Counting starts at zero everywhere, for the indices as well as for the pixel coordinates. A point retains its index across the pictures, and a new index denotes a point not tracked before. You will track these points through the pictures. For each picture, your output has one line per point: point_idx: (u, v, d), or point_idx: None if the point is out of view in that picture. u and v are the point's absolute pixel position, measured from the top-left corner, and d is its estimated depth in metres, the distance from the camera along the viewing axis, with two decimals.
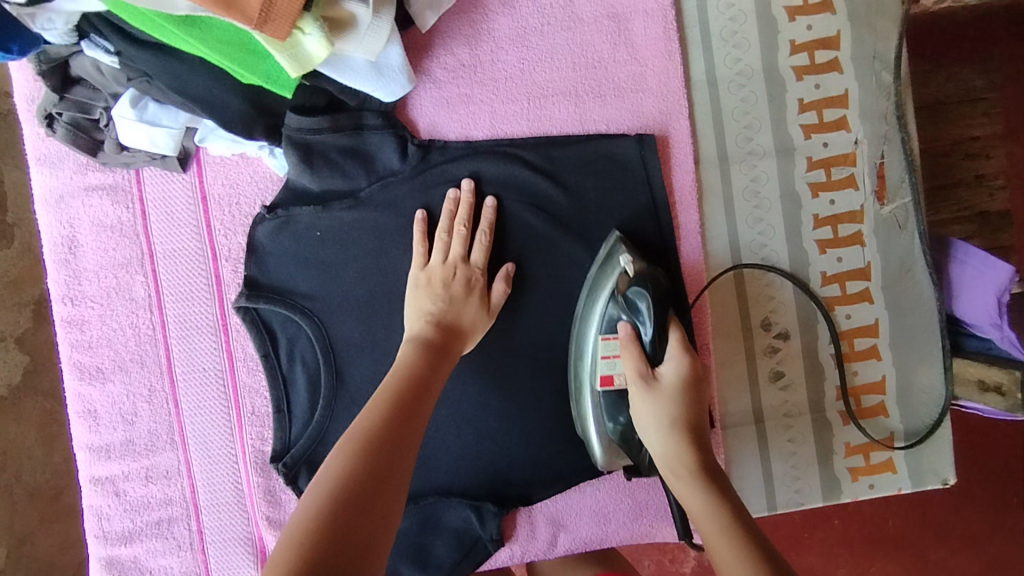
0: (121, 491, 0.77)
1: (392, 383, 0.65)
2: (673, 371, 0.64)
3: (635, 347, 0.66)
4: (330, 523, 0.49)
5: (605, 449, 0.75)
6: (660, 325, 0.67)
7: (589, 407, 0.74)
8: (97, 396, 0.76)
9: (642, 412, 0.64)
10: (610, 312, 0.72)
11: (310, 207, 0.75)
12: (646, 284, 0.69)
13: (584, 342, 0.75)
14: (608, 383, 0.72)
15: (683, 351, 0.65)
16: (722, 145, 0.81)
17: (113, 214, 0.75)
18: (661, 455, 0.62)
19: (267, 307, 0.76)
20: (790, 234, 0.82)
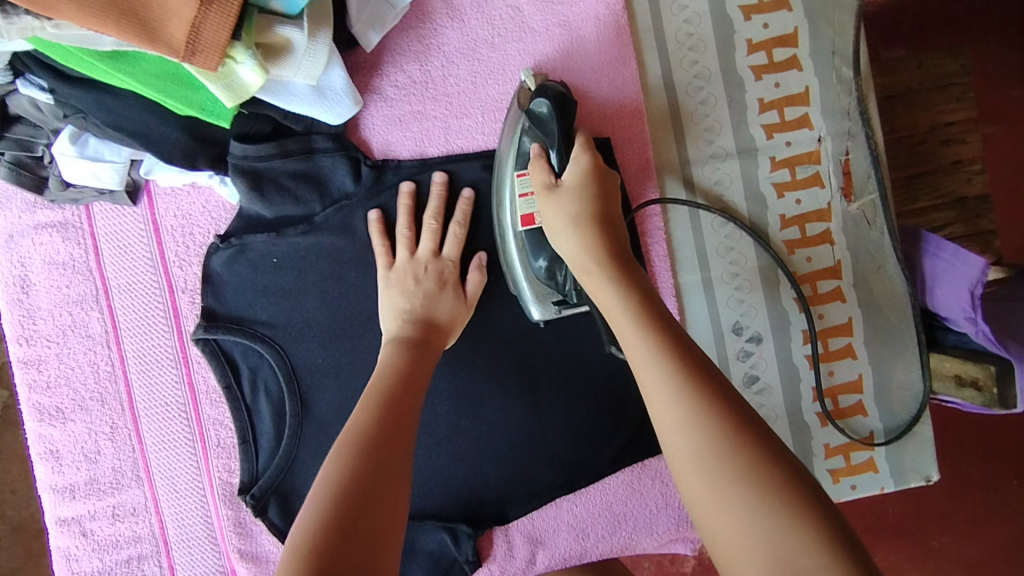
0: (88, 531, 0.75)
1: (380, 377, 0.62)
2: (576, 172, 0.62)
3: (542, 160, 0.65)
4: (345, 526, 0.45)
5: (536, 296, 0.72)
6: (566, 137, 0.65)
7: (513, 251, 0.71)
8: (58, 436, 0.75)
9: (551, 216, 0.62)
10: (524, 143, 0.69)
11: (264, 234, 0.74)
12: (547, 92, 0.66)
13: (501, 189, 0.72)
14: (529, 223, 0.69)
15: (586, 148, 0.63)
16: (683, 149, 0.80)
17: (65, 250, 0.74)
18: (572, 254, 0.60)
19: (226, 338, 0.74)
20: (757, 235, 0.80)
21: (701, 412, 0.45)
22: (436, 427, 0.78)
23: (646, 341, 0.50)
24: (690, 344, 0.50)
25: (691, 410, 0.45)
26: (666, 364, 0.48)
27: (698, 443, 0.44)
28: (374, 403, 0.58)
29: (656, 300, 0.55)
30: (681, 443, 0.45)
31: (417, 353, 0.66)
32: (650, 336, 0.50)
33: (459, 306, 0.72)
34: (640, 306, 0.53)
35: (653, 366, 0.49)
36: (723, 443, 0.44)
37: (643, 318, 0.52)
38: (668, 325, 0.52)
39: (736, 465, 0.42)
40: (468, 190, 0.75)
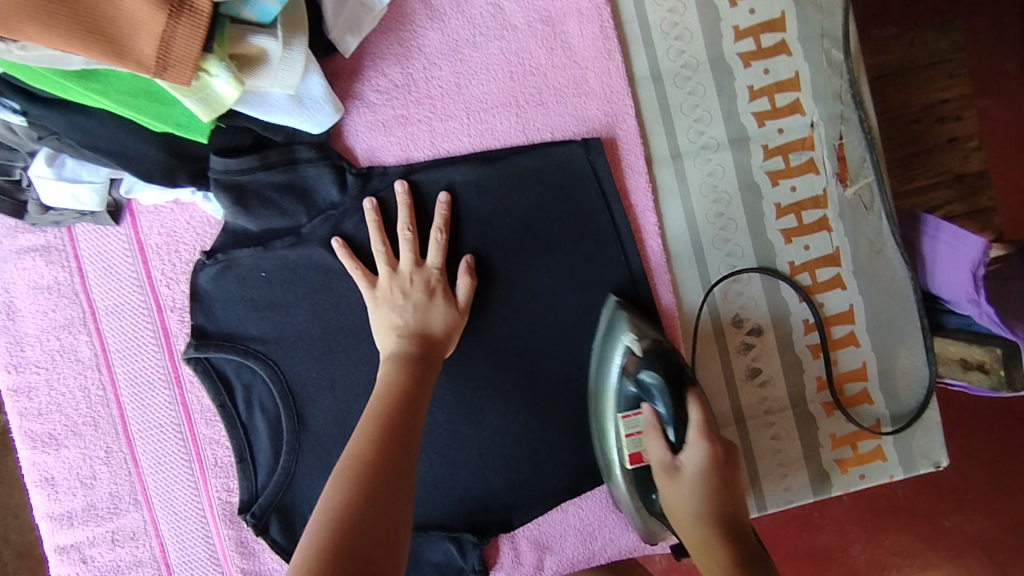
0: (88, 557, 0.74)
1: (381, 394, 0.63)
2: (696, 456, 0.59)
3: (658, 434, 0.62)
4: (336, 566, 0.45)
5: (644, 520, 0.70)
6: (679, 405, 0.62)
7: (621, 483, 0.70)
8: (52, 463, 0.73)
9: (673, 505, 0.59)
10: (628, 388, 0.68)
11: (250, 248, 0.72)
12: (656, 363, 0.66)
13: (606, 428, 0.71)
14: (638, 462, 0.66)
15: (705, 432, 0.59)
16: (674, 141, 0.78)
17: (49, 275, 0.73)
18: (695, 538, 0.56)
19: (218, 356, 0.73)
20: (753, 226, 0.79)
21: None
22: (436, 436, 0.77)
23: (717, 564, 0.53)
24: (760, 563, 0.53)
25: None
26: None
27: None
28: (369, 440, 0.57)
29: (733, 511, 0.57)
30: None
31: (412, 370, 0.65)
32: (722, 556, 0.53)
33: (453, 316, 0.71)
34: (712, 514, 0.56)
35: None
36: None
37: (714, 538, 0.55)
38: (743, 548, 0.53)
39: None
40: (442, 194, 0.74)
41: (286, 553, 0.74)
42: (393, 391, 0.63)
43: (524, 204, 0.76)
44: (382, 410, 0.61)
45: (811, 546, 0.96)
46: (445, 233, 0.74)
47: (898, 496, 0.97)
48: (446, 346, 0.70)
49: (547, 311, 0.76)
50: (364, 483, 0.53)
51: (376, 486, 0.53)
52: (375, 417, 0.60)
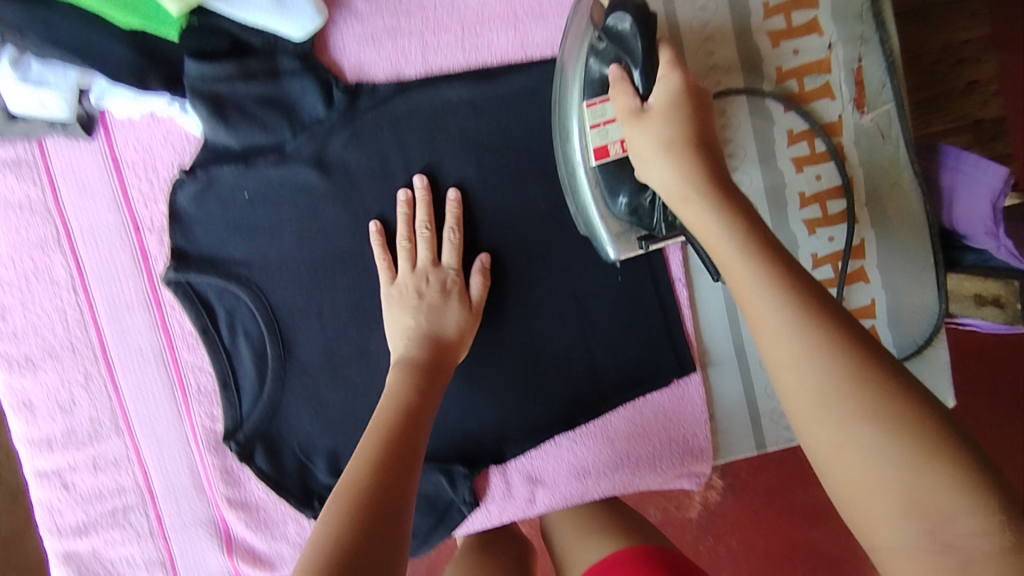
0: (70, 483, 0.72)
1: (384, 412, 0.58)
2: (665, 92, 0.53)
3: (628, 86, 0.55)
4: None
5: (616, 240, 0.66)
6: (651, 51, 0.55)
7: (587, 189, 0.63)
8: (30, 387, 0.71)
9: (638, 149, 0.53)
10: (591, 68, 0.60)
11: (232, 166, 0.69)
12: (626, 6, 0.57)
13: (568, 117, 0.63)
14: (603, 157, 0.60)
15: (675, 64, 0.53)
16: (682, 61, 0.74)
17: (20, 191, 0.69)
18: (669, 185, 0.51)
19: (198, 278, 0.70)
20: (763, 152, 0.75)
21: (799, 314, 0.40)
22: None
23: (720, 231, 0.46)
24: (782, 248, 0.44)
25: (801, 330, 0.40)
26: (766, 286, 0.42)
27: (817, 365, 0.39)
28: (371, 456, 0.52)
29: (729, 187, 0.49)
30: (793, 369, 0.40)
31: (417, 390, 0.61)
32: (717, 214, 0.46)
33: (467, 317, 0.68)
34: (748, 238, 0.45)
35: (740, 263, 0.44)
36: (839, 385, 0.38)
37: (710, 193, 0.48)
38: (751, 219, 0.46)
39: (852, 384, 0.37)
40: (452, 190, 0.71)
41: (271, 481, 0.72)
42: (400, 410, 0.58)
43: (520, 125, 0.72)
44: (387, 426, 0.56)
45: (804, 502, 0.96)
46: (460, 231, 0.71)
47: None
48: (454, 361, 0.67)
49: (544, 240, 0.73)
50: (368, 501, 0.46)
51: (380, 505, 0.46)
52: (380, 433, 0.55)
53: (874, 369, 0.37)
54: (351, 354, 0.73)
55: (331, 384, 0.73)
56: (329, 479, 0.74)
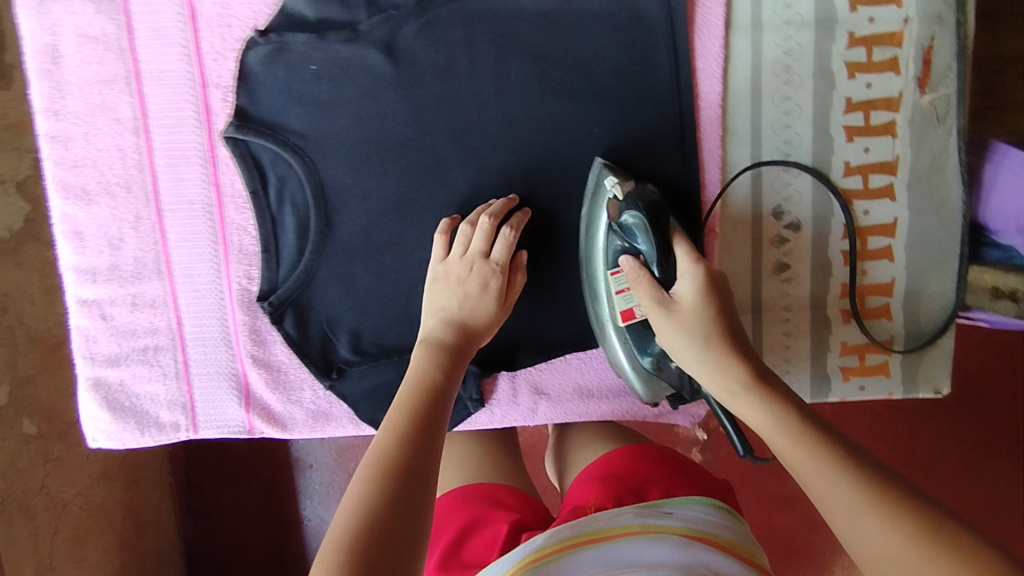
0: (108, 316, 0.76)
1: (408, 390, 0.61)
2: (689, 286, 0.60)
3: (646, 276, 0.62)
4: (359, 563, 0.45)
5: (642, 379, 0.71)
6: (664, 245, 0.63)
7: (617, 344, 0.71)
8: (83, 218, 0.74)
9: (670, 339, 0.60)
10: (613, 244, 0.68)
11: (305, 35, 0.71)
12: (638, 202, 0.66)
13: (595, 282, 0.71)
14: (630, 318, 0.67)
15: (694, 259, 0.61)
16: (756, 10, 0.73)
17: (98, 24, 0.71)
18: (710, 380, 0.57)
19: (256, 141, 0.73)
20: (817, 116, 0.75)
21: (859, 492, 0.46)
22: None
23: (768, 425, 0.52)
24: (807, 409, 0.53)
25: (870, 512, 0.46)
26: (822, 470, 0.48)
27: (886, 543, 0.45)
28: (401, 423, 0.56)
29: (756, 359, 0.57)
30: (861, 545, 0.46)
31: (446, 364, 0.64)
32: (759, 407, 0.53)
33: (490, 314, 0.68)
34: (780, 413, 0.52)
35: (797, 453, 0.50)
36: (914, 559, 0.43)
37: (751, 384, 0.55)
38: (792, 404, 0.53)
39: (926, 556, 0.43)
40: (525, 210, 0.72)
41: (296, 346, 0.76)
42: (426, 381, 0.61)
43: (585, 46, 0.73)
44: (415, 394, 0.60)
45: (776, 490, 1.01)
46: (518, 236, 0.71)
47: (885, 428, 0.98)
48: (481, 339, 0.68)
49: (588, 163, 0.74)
50: (398, 471, 0.52)
51: (406, 475, 0.52)
52: (408, 401, 0.59)
53: (897, 501, 0.46)
54: (388, 241, 0.76)
55: (365, 267, 0.76)
56: (349, 354, 0.77)
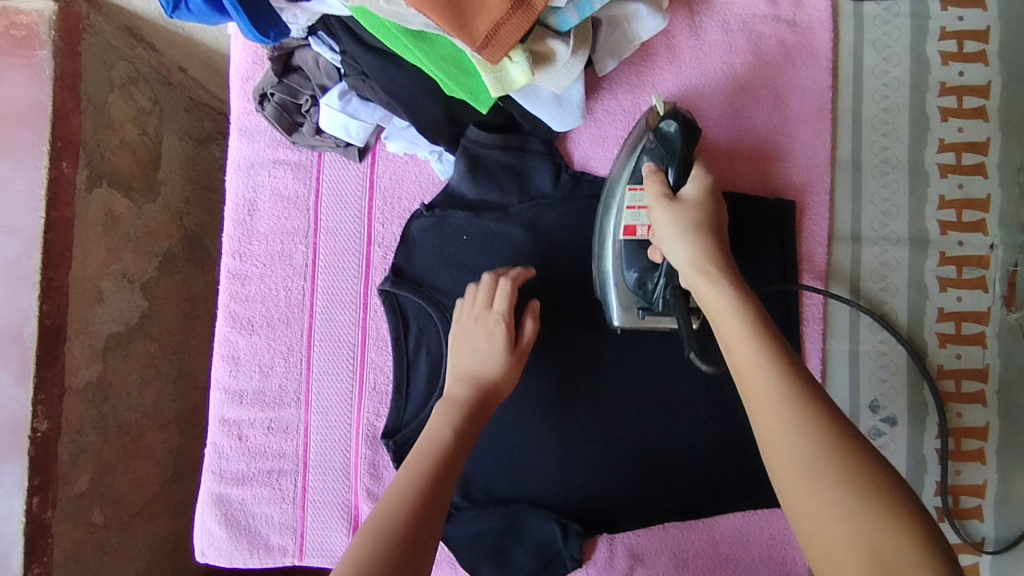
0: (243, 436, 0.83)
1: (424, 447, 0.64)
2: (696, 190, 0.65)
3: (660, 178, 0.67)
4: None
5: (621, 307, 0.73)
6: (684, 165, 0.68)
7: (610, 257, 0.73)
8: (242, 345, 0.83)
9: (664, 226, 0.64)
10: (639, 162, 0.71)
11: (465, 212, 0.82)
12: (676, 116, 0.69)
13: (613, 192, 0.74)
14: (630, 234, 0.71)
15: (705, 175, 0.67)
16: (857, 225, 0.83)
17: (292, 187, 0.83)
18: (682, 261, 0.62)
19: (406, 295, 0.82)
20: (912, 323, 0.82)
21: (794, 399, 0.49)
22: (566, 426, 0.82)
23: (733, 312, 0.56)
24: (781, 336, 0.54)
25: (790, 411, 0.49)
26: (763, 366, 0.52)
27: (801, 445, 0.47)
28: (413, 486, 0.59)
29: (722, 239, 0.63)
30: (781, 440, 0.48)
31: (460, 426, 0.67)
32: (729, 294, 0.57)
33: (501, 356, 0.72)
34: (751, 317, 0.55)
35: (744, 345, 0.54)
36: (820, 464, 0.46)
37: (726, 275, 0.59)
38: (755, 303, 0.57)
39: (830, 461, 0.46)
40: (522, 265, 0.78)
41: None
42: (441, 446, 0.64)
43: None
44: (424, 458, 0.63)
45: None
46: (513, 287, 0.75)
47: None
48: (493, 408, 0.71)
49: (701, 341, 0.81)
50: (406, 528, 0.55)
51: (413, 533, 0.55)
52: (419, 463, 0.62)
53: (847, 453, 0.46)
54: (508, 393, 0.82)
55: None
56: (458, 499, 0.82)
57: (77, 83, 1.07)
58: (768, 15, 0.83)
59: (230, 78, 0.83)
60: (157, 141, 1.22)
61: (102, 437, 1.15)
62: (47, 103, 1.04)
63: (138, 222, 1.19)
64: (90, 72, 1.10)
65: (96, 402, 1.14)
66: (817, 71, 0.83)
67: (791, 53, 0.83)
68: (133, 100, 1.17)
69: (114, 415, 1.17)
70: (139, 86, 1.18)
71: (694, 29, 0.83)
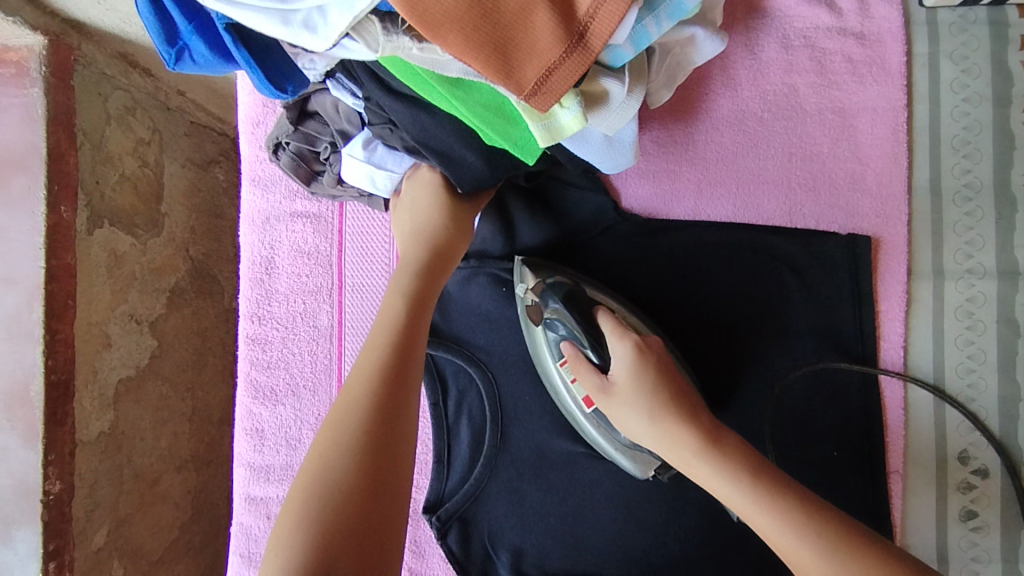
0: (272, 515, 0.76)
1: (382, 333, 0.61)
2: (623, 364, 0.62)
3: (583, 361, 0.65)
4: (338, 517, 0.49)
5: (636, 463, 0.68)
6: (583, 321, 0.66)
7: (592, 429, 0.70)
8: (266, 416, 0.76)
9: (625, 421, 0.62)
10: (551, 338, 0.69)
11: (502, 260, 0.76)
12: (556, 284, 0.69)
13: (550, 376, 0.71)
14: (590, 405, 0.67)
15: (621, 334, 0.64)
16: (938, 258, 0.75)
17: (312, 241, 0.77)
18: (665, 453, 0.60)
19: (444, 355, 0.76)
20: (1003, 364, 0.74)
21: (839, 566, 0.49)
22: (623, 491, 0.75)
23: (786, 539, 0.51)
24: (790, 486, 0.54)
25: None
26: None
27: None
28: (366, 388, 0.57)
29: (706, 417, 0.59)
30: None
31: (421, 271, 0.67)
32: (730, 484, 0.55)
33: (443, 203, 0.68)
34: (752, 486, 0.54)
35: (810, 560, 0.50)
36: None
37: (758, 489, 0.54)
38: (798, 497, 0.53)
39: None
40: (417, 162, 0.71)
41: (458, 564, 0.74)
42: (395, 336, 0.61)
43: (753, 283, 0.74)
44: (380, 344, 0.61)
45: None
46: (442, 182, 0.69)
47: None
48: (455, 259, 0.70)
49: (770, 393, 0.74)
50: (371, 422, 0.55)
51: (381, 428, 0.55)
52: (373, 354, 0.60)
53: None
54: (559, 458, 0.75)
55: (534, 482, 0.75)
56: None
57: (72, 120, 0.98)
58: (832, 28, 0.75)
59: (240, 124, 0.78)
60: (158, 171, 1.12)
61: (117, 489, 1.08)
62: (40, 145, 0.95)
63: (144, 258, 1.10)
64: (83, 107, 1.00)
65: (110, 453, 1.06)
66: (889, 88, 0.75)
67: (860, 70, 0.75)
68: (132, 131, 1.07)
69: (129, 463, 1.09)
70: (137, 117, 1.08)
71: (750, 48, 0.76)
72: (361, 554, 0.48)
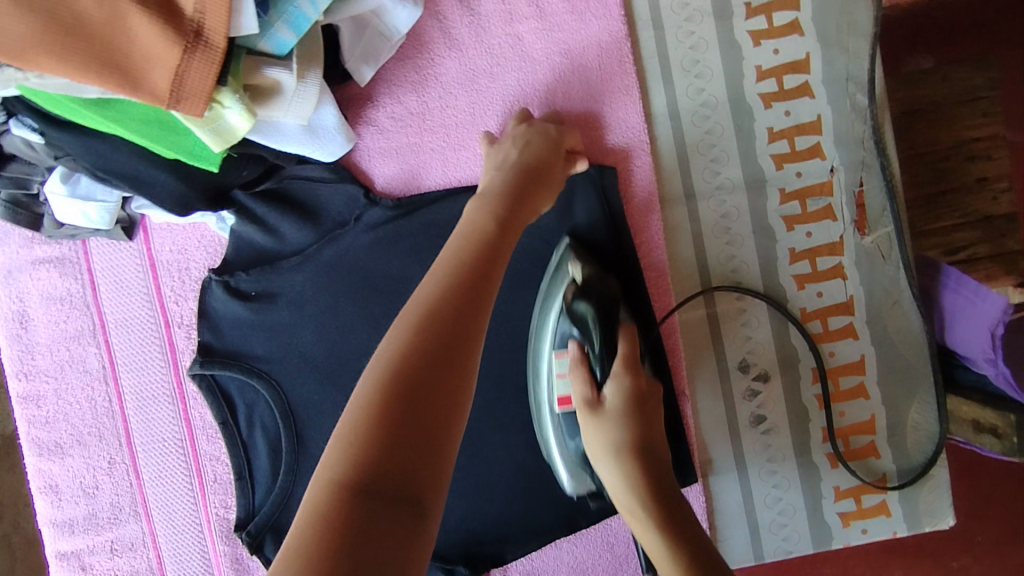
0: (88, 565, 0.76)
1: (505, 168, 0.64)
2: (616, 393, 0.62)
3: (583, 372, 0.64)
4: (464, 272, 0.50)
5: (572, 477, 0.70)
6: (608, 342, 0.65)
7: (549, 426, 0.70)
8: (58, 471, 0.76)
9: (592, 442, 0.62)
10: (561, 326, 0.68)
11: (259, 269, 0.73)
12: (590, 296, 0.67)
13: (539, 359, 0.71)
14: (566, 404, 0.67)
15: (629, 366, 0.63)
16: (688, 180, 0.77)
17: (62, 286, 0.75)
18: (610, 479, 0.60)
19: (222, 374, 0.74)
20: (765, 271, 0.77)
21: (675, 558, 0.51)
22: None
23: (664, 556, 0.52)
24: (671, 489, 0.57)
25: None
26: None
27: None
28: (445, 278, 0.49)
29: (655, 437, 0.61)
30: None
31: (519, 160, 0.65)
32: (617, 470, 0.59)
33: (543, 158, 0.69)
34: (638, 486, 0.57)
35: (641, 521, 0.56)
36: None
37: (623, 459, 0.59)
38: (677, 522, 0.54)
39: None
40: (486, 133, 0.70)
41: None
42: (481, 223, 0.55)
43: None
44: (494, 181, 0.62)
45: None
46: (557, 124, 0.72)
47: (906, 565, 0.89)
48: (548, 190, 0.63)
49: None
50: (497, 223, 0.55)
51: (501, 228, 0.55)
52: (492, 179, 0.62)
53: None
54: None
55: None
56: None
57: None
58: None
59: None
60: None
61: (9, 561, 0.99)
62: None
63: None
64: None
65: None
66: (608, 20, 0.74)
67: (578, 8, 0.74)
68: None
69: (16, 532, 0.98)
70: None
71: (466, 2, 0.74)
72: (467, 298, 0.48)
